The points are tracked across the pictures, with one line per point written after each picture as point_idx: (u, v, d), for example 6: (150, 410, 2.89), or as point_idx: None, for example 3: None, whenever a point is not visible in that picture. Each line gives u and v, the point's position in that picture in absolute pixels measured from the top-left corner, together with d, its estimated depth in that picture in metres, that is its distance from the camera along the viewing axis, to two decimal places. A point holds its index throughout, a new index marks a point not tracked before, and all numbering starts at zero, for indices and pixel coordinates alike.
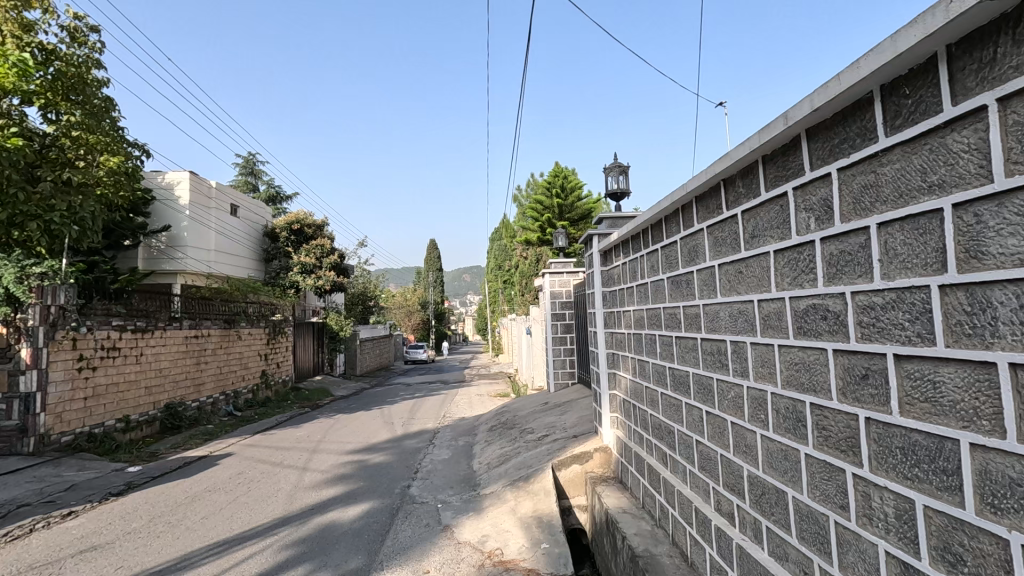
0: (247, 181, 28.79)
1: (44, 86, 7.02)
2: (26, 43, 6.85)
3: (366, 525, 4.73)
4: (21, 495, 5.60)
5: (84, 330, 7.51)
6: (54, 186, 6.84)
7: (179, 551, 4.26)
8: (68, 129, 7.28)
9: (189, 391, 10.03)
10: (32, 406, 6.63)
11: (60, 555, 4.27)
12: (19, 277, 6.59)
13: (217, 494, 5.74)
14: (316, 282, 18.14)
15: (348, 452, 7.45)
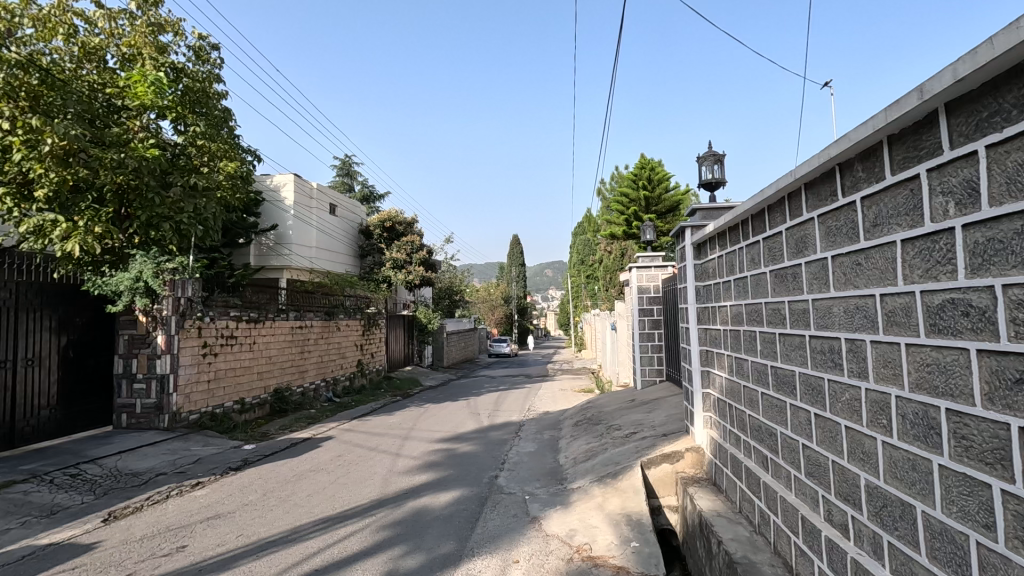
0: (344, 182, 30.67)
1: (176, 101, 7.68)
2: (161, 63, 7.65)
3: (457, 512, 4.88)
4: (158, 464, 6.33)
5: (206, 320, 8.33)
6: (183, 191, 7.55)
7: (290, 525, 4.63)
8: (194, 139, 8.01)
9: (294, 377, 10.85)
10: (166, 386, 7.47)
11: (191, 520, 4.78)
12: (155, 272, 7.39)
13: (321, 474, 6.16)
14: (407, 277, 18.93)
15: (438, 440, 7.72)
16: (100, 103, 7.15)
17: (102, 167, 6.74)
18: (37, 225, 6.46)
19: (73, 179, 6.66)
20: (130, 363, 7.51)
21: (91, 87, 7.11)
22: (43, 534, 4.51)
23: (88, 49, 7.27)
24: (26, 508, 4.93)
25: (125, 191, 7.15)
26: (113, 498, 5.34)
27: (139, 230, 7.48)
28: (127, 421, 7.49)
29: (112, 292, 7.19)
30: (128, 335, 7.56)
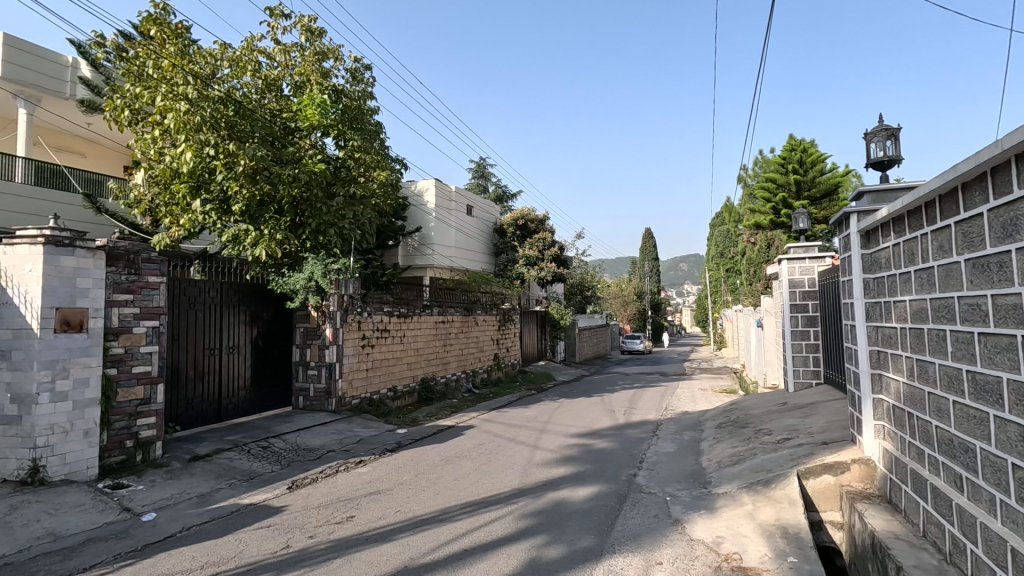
0: (479, 184, 32.14)
1: (337, 119, 8.64)
2: (325, 87, 8.61)
3: (596, 507, 4.88)
4: (328, 442, 7.19)
5: (365, 315, 9.24)
6: (345, 200, 8.47)
7: (440, 506, 4.98)
8: (353, 152, 8.88)
9: (438, 368, 11.63)
10: (334, 373, 8.45)
11: (357, 494, 5.35)
12: (324, 272, 8.38)
13: (465, 460, 6.54)
14: (539, 274, 19.26)
15: (573, 435, 7.78)
16: (279, 126, 8.23)
17: (281, 182, 7.78)
18: (234, 234, 7.69)
19: (259, 195, 7.76)
20: (304, 352, 8.62)
21: (271, 113, 8.22)
22: (245, 495, 5.36)
23: (269, 81, 8.40)
24: (232, 473, 5.89)
25: (299, 203, 8.16)
26: (294, 469, 6.17)
27: (311, 236, 8.35)
28: (303, 403, 8.59)
29: (290, 291, 8.29)
30: (303, 328, 8.66)
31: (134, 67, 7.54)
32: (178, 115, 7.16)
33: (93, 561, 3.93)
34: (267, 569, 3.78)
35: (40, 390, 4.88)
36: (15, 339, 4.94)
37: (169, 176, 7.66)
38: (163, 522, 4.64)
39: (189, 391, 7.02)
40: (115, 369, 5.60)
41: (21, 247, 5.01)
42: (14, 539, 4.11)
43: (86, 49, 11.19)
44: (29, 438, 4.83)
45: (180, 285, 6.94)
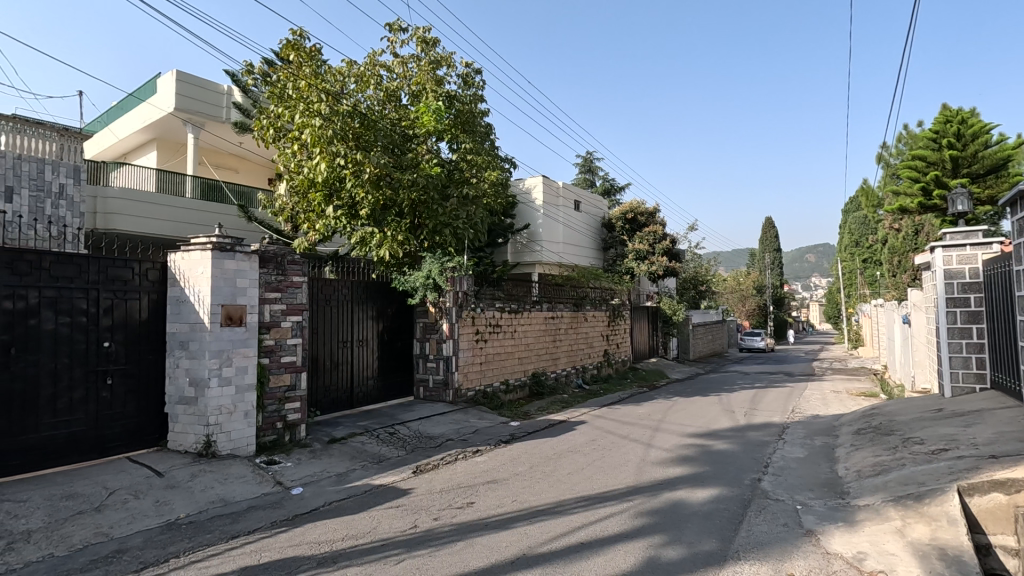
0: (586, 179, 31.91)
1: (450, 124, 9.05)
2: (439, 94, 9.05)
3: (717, 510, 4.68)
4: (447, 431, 7.59)
5: (478, 311, 9.59)
6: (459, 201, 8.87)
7: (555, 498, 5.05)
8: (466, 155, 9.25)
9: (549, 363, 11.77)
10: (451, 366, 8.90)
11: (475, 482, 5.60)
12: (441, 270, 8.83)
13: (578, 455, 6.57)
14: (650, 268, 18.69)
15: (690, 435, 7.50)
16: (399, 134, 8.79)
17: (401, 186, 8.32)
18: (361, 237, 8.47)
19: (382, 199, 8.37)
20: (424, 345, 9.16)
21: (392, 122, 8.80)
22: (375, 476, 5.82)
23: (389, 92, 9.00)
24: (364, 455, 6.43)
25: (418, 205, 8.68)
26: (418, 455, 6.59)
27: (428, 236, 8.91)
28: (424, 393, 9.12)
29: (411, 288, 8.84)
30: (423, 323, 9.20)
31: (278, 90, 8.46)
32: (314, 130, 7.93)
33: (254, 526, 4.51)
34: (397, 546, 4.09)
35: (210, 375, 5.66)
36: (190, 331, 5.75)
37: (307, 186, 8.48)
38: (309, 497, 5.20)
39: (327, 379, 7.76)
40: (268, 358, 6.35)
41: (195, 252, 5.82)
42: (194, 502, 4.84)
43: (239, 77, 12.72)
44: (203, 417, 5.62)
45: (317, 283, 7.66)
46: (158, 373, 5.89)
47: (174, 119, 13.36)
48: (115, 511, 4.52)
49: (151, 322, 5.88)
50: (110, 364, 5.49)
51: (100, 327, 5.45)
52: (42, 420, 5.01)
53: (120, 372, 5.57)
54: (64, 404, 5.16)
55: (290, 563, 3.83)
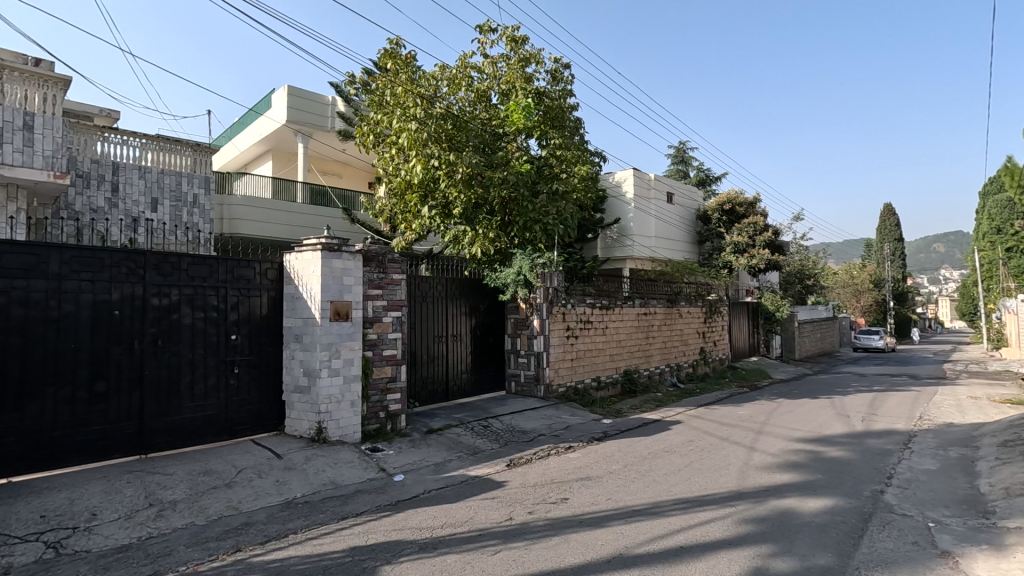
0: (679, 171, 30.76)
1: (539, 120, 9.08)
2: (528, 91, 9.10)
3: (833, 523, 4.32)
4: (539, 426, 7.64)
5: (569, 307, 9.55)
6: (548, 197, 8.89)
7: (652, 499, 4.92)
8: (555, 150, 9.23)
9: (641, 361, 11.49)
10: (542, 361, 8.95)
11: (569, 478, 5.59)
12: (531, 267, 8.89)
13: (675, 456, 6.35)
14: (750, 262, 17.63)
15: (798, 439, 6.99)
16: (490, 133, 8.95)
17: (492, 185, 8.48)
18: (454, 235, 8.74)
19: (474, 198, 8.57)
20: (515, 341, 9.29)
21: (483, 122, 8.97)
22: (472, 467, 5.99)
23: (480, 93, 9.18)
24: (460, 447, 6.63)
25: (508, 202, 8.81)
26: (511, 448, 6.70)
27: (518, 233, 9.01)
28: (515, 388, 9.25)
29: (502, 284, 8.98)
30: (514, 318, 9.33)
31: (377, 97, 8.92)
32: (411, 134, 8.29)
33: (361, 509, 4.80)
34: (494, 537, 4.17)
35: (321, 366, 6.10)
36: (304, 325, 6.23)
37: (404, 188, 8.88)
38: (410, 484, 5.45)
39: (424, 372, 8.09)
40: (371, 351, 6.73)
41: (307, 253, 6.29)
42: (309, 483, 5.25)
43: (342, 88, 13.57)
44: (316, 405, 6.07)
45: (414, 280, 7.99)
46: (277, 363, 6.43)
47: (286, 131, 14.52)
48: (243, 488, 5.01)
49: (270, 317, 6.44)
50: (237, 354, 6.09)
51: (229, 321, 6.05)
52: (184, 403, 5.66)
53: (245, 362, 6.16)
54: (201, 389, 5.79)
55: (394, 546, 4.04)
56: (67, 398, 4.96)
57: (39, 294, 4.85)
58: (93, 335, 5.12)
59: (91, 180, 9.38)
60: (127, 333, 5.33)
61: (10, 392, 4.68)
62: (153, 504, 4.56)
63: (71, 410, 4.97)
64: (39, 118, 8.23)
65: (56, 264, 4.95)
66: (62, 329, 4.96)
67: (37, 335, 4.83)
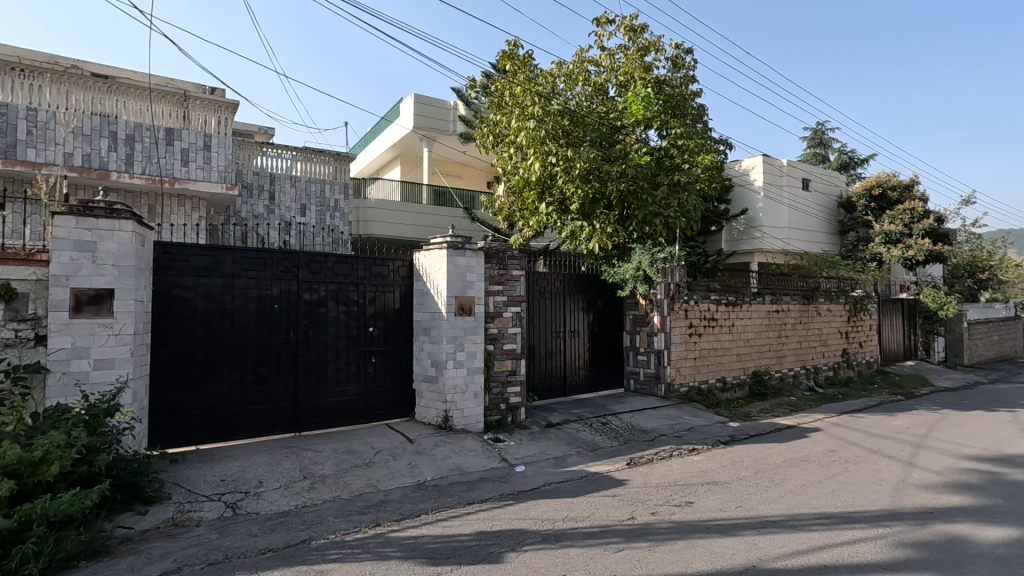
0: (817, 154, 28.06)
1: (659, 110, 8.79)
2: (648, 81, 8.83)
3: (1019, 557, 3.69)
4: (661, 426, 7.41)
5: (692, 303, 9.12)
6: (669, 189, 8.59)
7: (789, 510, 4.56)
8: (675, 140, 8.88)
9: (773, 362, 10.67)
10: (662, 360, 8.67)
11: (694, 481, 5.36)
12: (651, 262, 8.63)
13: (814, 466, 5.82)
14: (905, 253, 15.44)
15: (970, 457, 6.07)
16: (607, 126, 8.83)
17: (609, 179, 8.37)
18: (571, 231, 8.76)
19: (591, 193, 8.51)
20: (634, 338, 9.09)
21: (600, 115, 8.87)
22: (591, 463, 5.98)
23: (597, 86, 9.09)
24: (579, 442, 6.65)
25: (626, 196, 8.64)
26: (632, 447, 6.58)
27: (637, 227, 8.81)
28: (634, 386, 9.07)
29: (621, 280, 8.82)
30: (633, 315, 9.13)
31: (496, 99, 9.19)
32: (529, 132, 8.43)
33: (485, 496, 5.01)
34: (616, 534, 4.14)
35: (447, 358, 6.44)
36: (431, 319, 6.61)
37: (522, 186, 9.05)
38: (531, 475, 5.58)
39: (542, 367, 8.22)
40: (493, 345, 6.98)
41: (434, 251, 6.66)
42: (438, 468, 5.58)
43: (463, 92, 14.16)
44: (443, 394, 6.44)
45: (533, 277, 8.14)
46: (408, 354, 6.90)
47: (413, 137, 15.46)
48: (380, 468, 5.45)
49: (402, 311, 6.91)
50: (374, 345, 6.62)
51: (366, 315, 6.60)
52: (330, 388, 6.29)
53: (381, 352, 6.69)
54: (343, 376, 6.39)
55: (517, 534, 4.17)
56: (239, 379, 5.74)
57: (217, 290, 5.66)
58: (258, 325, 5.86)
59: (253, 190, 10.76)
60: (284, 324, 6.03)
61: (197, 372, 5.52)
62: (307, 476, 5.13)
63: (242, 390, 5.75)
64: (215, 138, 9.60)
65: (230, 264, 5.73)
66: (234, 319, 5.74)
67: (215, 324, 5.64)
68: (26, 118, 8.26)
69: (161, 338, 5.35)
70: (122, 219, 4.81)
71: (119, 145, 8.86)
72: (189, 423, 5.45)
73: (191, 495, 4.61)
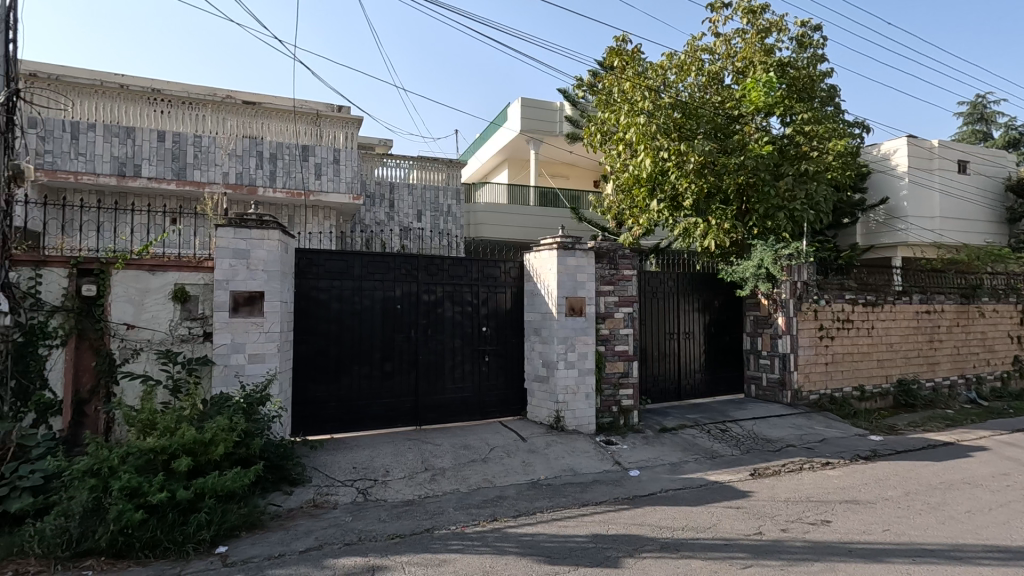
0: (976, 132, 24.45)
1: (783, 95, 8.16)
2: (769, 64, 8.25)
3: None
4: (788, 436, 6.86)
5: (823, 303, 8.36)
6: (795, 179, 7.94)
7: (950, 539, 4.00)
8: (801, 127, 8.19)
9: (922, 369, 9.47)
10: (788, 364, 8.05)
11: (830, 498, 4.89)
12: (774, 259, 8.03)
13: (981, 491, 5.06)
14: None
15: None
16: (723, 116, 8.36)
17: (726, 172, 7.92)
18: (684, 228, 8.42)
19: (706, 188, 8.10)
20: (755, 340, 8.53)
21: (715, 106, 8.43)
22: (711, 472, 5.69)
23: (711, 75, 8.66)
24: (696, 449, 6.36)
25: (746, 188, 8.12)
26: (755, 457, 6.16)
27: (758, 221, 8.25)
28: (756, 392, 8.51)
29: (740, 279, 8.27)
30: (754, 316, 8.56)
31: (604, 97, 9.06)
32: (639, 128, 8.22)
33: (599, 498, 4.95)
34: (743, 549, 3.89)
35: (559, 359, 6.46)
36: (542, 319, 6.67)
37: (632, 183, 8.84)
38: (646, 480, 5.43)
39: (655, 369, 7.98)
40: (604, 346, 6.89)
41: (544, 252, 6.71)
42: (551, 467, 5.62)
43: (569, 92, 14.16)
44: (554, 394, 6.47)
45: (644, 276, 7.92)
46: (520, 354, 7.02)
47: (520, 140, 15.72)
48: (496, 464, 5.60)
49: (514, 311, 7.05)
50: (487, 344, 6.83)
51: (480, 315, 6.81)
52: (447, 384, 6.58)
53: (494, 351, 6.87)
54: (459, 373, 6.66)
55: (634, 540, 4.07)
56: (367, 374, 6.19)
57: (348, 292, 6.15)
58: (383, 324, 6.28)
59: (376, 199, 11.58)
60: (406, 323, 6.40)
61: (331, 366, 6.04)
62: (428, 468, 5.41)
63: (369, 384, 6.19)
64: (343, 152, 10.47)
65: (358, 268, 6.20)
66: (362, 319, 6.20)
67: (347, 323, 6.12)
68: (194, 144, 9.56)
69: (302, 335, 5.92)
70: (270, 229, 5.38)
71: (265, 162, 9.96)
72: (324, 414, 5.98)
73: (328, 479, 5.05)
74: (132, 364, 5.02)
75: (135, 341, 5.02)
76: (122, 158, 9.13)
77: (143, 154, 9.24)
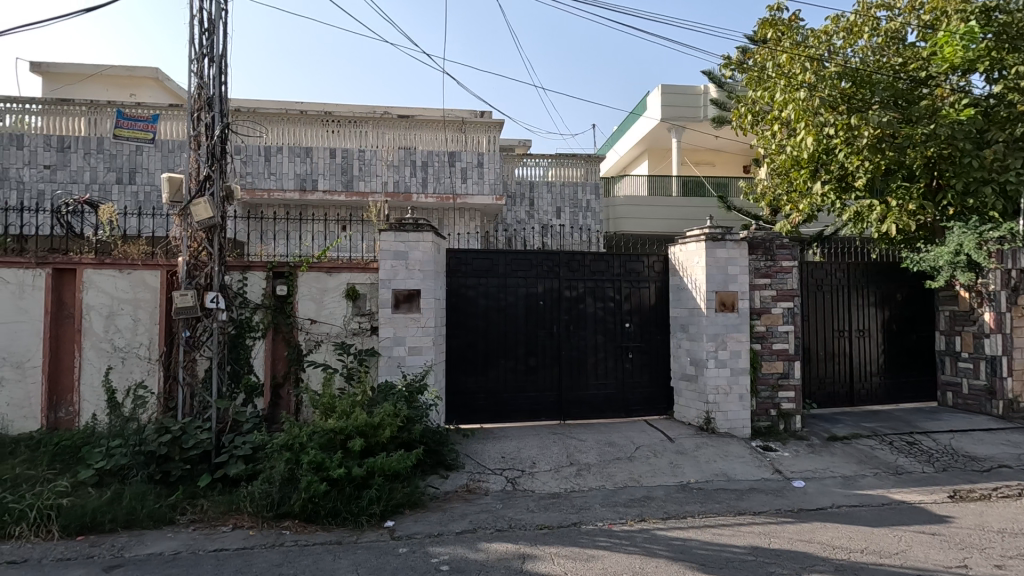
0: None
1: (988, 47, 6.86)
2: (970, 12, 7.01)
3: None
4: (1000, 455, 5.74)
5: None
6: (1006, 146, 6.65)
7: None
8: (1014, 83, 6.79)
9: None
10: (998, 369, 6.75)
11: None
12: (978, 243, 6.66)
13: None
14: None
15: None
16: (906, 81, 7.25)
17: (911, 145, 6.81)
18: (856, 212, 7.47)
19: (885, 164, 7.09)
20: (953, 340, 7.26)
21: (895, 69, 7.36)
22: (895, 489, 4.96)
23: (889, 34, 7.58)
24: (876, 462, 5.59)
25: (937, 161, 6.96)
26: (955, 477, 5.25)
27: (955, 200, 6.98)
28: (954, 401, 7.25)
29: (931, 269, 7.01)
30: (950, 312, 7.30)
31: (756, 74, 8.35)
32: (798, 105, 7.43)
33: (759, 508, 4.59)
34: None
35: (708, 357, 6.11)
36: (690, 315, 6.36)
37: (790, 165, 8.04)
38: (814, 493, 4.90)
39: (822, 370, 7.18)
40: (760, 344, 6.37)
41: (691, 244, 6.39)
42: (702, 471, 5.33)
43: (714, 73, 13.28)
44: (704, 394, 6.13)
45: (808, 268, 7.14)
46: (665, 351, 6.76)
47: (661, 128, 15.11)
48: (642, 464, 5.46)
49: (659, 306, 6.80)
50: (631, 341, 6.68)
51: (623, 311, 6.68)
52: (590, 380, 6.57)
53: (638, 348, 6.70)
54: (603, 370, 6.61)
55: (802, 558, 3.70)
56: (513, 368, 6.42)
57: (494, 289, 6.42)
58: (527, 320, 6.46)
59: (517, 199, 11.95)
60: (549, 319, 6.51)
61: (480, 359, 6.36)
62: (573, 463, 5.44)
63: (515, 378, 6.41)
64: (486, 156, 11.01)
65: (503, 266, 6.44)
66: (508, 315, 6.42)
67: (493, 318, 6.39)
68: (359, 158, 10.67)
69: (453, 329, 6.32)
70: (424, 231, 5.81)
71: (418, 170, 10.78)
72: (475, 405, 6.32)
73: (480, 467, 5.33)
74: (315, 354, 5.77)
75: (317, 334, 5.76)
76: (303, 175, 10.49)
77: (319, 170, 10.55)
